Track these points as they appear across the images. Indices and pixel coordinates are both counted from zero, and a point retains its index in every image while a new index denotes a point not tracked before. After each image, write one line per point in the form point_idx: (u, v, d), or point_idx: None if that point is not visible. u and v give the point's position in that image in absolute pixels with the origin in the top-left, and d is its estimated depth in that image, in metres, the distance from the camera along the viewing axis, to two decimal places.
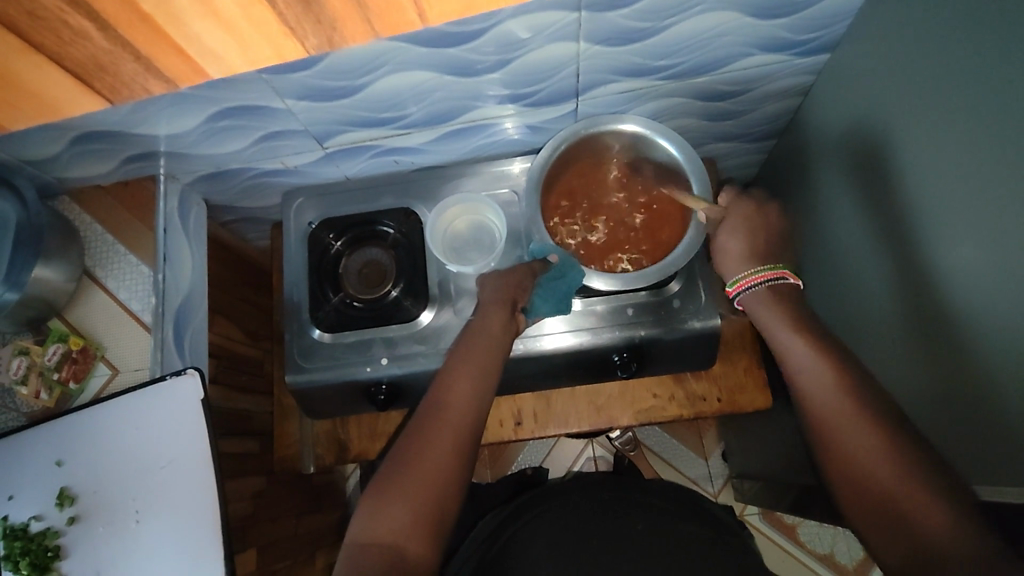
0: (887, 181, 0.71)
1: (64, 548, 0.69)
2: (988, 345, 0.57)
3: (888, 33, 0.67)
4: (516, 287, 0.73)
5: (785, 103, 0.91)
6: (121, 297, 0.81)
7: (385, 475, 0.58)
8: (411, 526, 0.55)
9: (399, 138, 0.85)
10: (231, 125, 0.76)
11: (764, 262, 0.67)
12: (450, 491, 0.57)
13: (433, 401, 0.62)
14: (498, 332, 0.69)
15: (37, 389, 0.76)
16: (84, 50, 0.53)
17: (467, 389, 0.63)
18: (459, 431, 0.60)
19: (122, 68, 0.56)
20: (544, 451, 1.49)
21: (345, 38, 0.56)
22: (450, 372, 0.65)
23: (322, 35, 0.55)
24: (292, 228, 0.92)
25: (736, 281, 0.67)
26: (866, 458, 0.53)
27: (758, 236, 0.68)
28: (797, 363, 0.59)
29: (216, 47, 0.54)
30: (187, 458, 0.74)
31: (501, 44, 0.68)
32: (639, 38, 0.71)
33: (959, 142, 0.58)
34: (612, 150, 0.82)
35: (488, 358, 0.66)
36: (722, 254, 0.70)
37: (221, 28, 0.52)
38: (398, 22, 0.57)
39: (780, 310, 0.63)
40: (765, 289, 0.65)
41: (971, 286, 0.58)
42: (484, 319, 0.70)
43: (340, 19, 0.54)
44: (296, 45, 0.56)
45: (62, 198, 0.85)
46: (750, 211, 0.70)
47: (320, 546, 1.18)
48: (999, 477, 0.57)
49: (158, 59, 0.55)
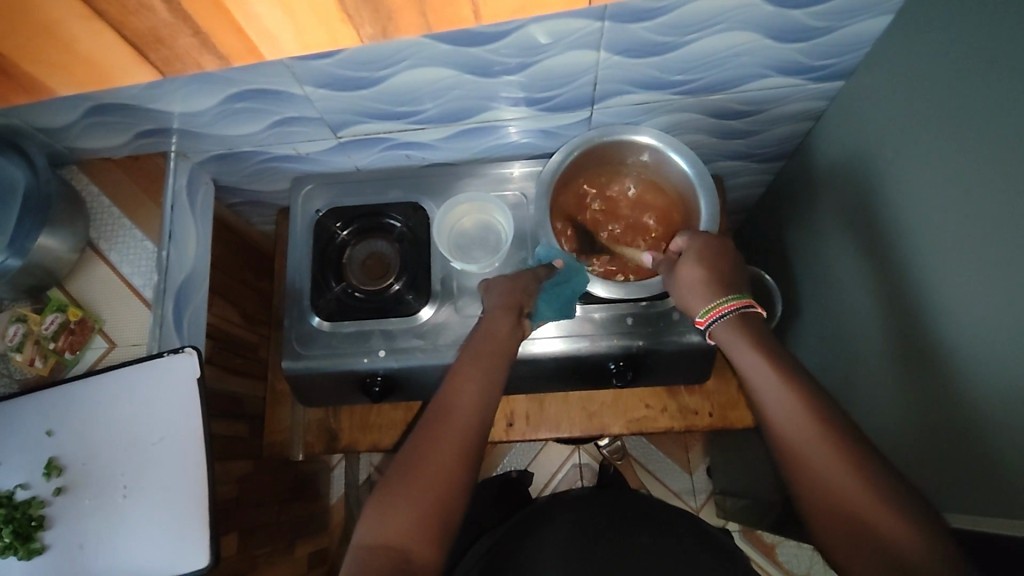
0: (888, 210, 0.72)
1: (49, 518, 0.69)
2: (978, 377, 0.58)
3: (901, 66, 0.68)
4: (522, 292, 0.72)
5: (796, 127, 0.92)
6: (123, 271, 0.81)
7: (391, 476, 0.58)
8: (416, 527, 0.55)
9: (412, 133, 0.85)
10: (245, 108, 0.76)
11: (731, 291, 0.65)
12: (455, 494, 0.57)
13: (439, 403, 0.62)
14: (504, 336, 0.68)
15: (32, 357, 0.75)
16: (145, 21, 0.53)
17: (475, 393, 0.62)
18: (466, 433, 0.60)
19: (179, 42, 0.56)
20: (530, 455, 1.49)
21: (398, 29, 0.57)
22: (457, 376, 0.64)
23: (378, 26, 0.56)
24: (299, 214, 0.92)
25: (707, 310, 0.64)
26: (839, 479, 0.51)
27: (717, 263, 0.67)
28: (765, 387, 0.57)
29: (274, 28, 0.55)
30: (180, 438, 0.73)
31: (522, 48, 0.68)
32: (658, 52, 0.72)
33: (958, 175, 0.60)
34: (624, 159, 0.82)
35: (494, 363, 0.66)
36: (686, 284, 0.67)
37: (281, 10, 0.53)
38: (452, 17, 0.57)
39: (762, 344, 0.60)
40: (736, 315, 0.63)
41: (965, 319, 0.59)
42: (492, 321, 0.70)
43: (398, 11, 0.55)
44: (352, 32, 0.57)
45: (70, 166, 0.85)
46: (709, 239, 0.69)
47: (301, 535, 1.18)
48: (994, 511, 0.57)
49: (216, 35, 0.56)
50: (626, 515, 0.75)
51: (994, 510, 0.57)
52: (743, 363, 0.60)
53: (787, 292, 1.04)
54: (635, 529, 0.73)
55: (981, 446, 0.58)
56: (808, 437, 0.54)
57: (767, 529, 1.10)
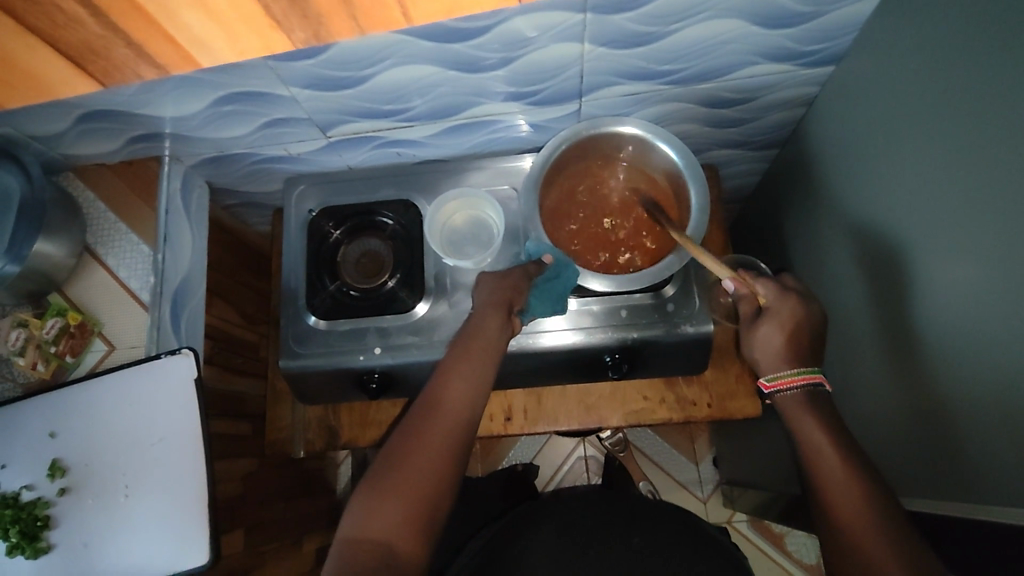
0: (883, 195, 0.71)
1: (54, 518, 0.71)
2: (979, 362, 0.57)
3: (890, 49, 0.67)
4: (512, 290, 0.72)
5: (790, 114, 0.90)
6: (120, 275, 0.82)
7: (377, 472, 0.58)
8: (404, 523, 0.55)
9: (402, 131, 0.86)
10: (235, 110, 0.77)
11: (803, 363, 0.66)
12: (442, 489, 0.58)
13: (427, 400, 0.63)
14: (495, 334, 0.68)
15: (34, 361, 0.76)
16: (77, 34, 0.53)
17: (464, 388, 0.63)
18: (453, 431, 0.61)
19: (114, 53, 0.56)
20: (534, 448, 1.49)
21: (331, 34, 0.55)
22: (444, 375, 0.64)
23: (309, 30, 0.54)
24: (292, 214, 0.93)
25: (776, 377, 0.66)
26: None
27: (799, 332, 0.66)
28: (809, 435, 0.62)
29: (205, 37, 0.54)
30: (178, 437, 0.74)
31: (506, 42, 0.68)
32: (643, 42, 0.71)
33: (946, 158, 0.59)
34: (612, 151, 0.82)
35: (485, 361, 0.66)
36: (761, 345, 0.67)
37: (209, 19, 0.51)
38: (385, 19, 0.54)
39: (819, 412, 0.63)
40: (805, 390, 0.64)
41: (961, 301, 0.58)
42: (481, 319, 0.69)
43: (327, 15, 0.53)
44: (284, 38, 0.55)
45: (67, 173, 0.87)
46: (798, 305, 0.67)
47: (308, 531, 1.20)
48: (989, 499, 0.57)
49: (149, 46, 0.55)
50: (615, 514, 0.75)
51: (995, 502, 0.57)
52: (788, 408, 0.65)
53: None
54: (625, 529, 0.73)
55: (978, 433, 0.57)
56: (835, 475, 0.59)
57: (771, 518, 1.10)
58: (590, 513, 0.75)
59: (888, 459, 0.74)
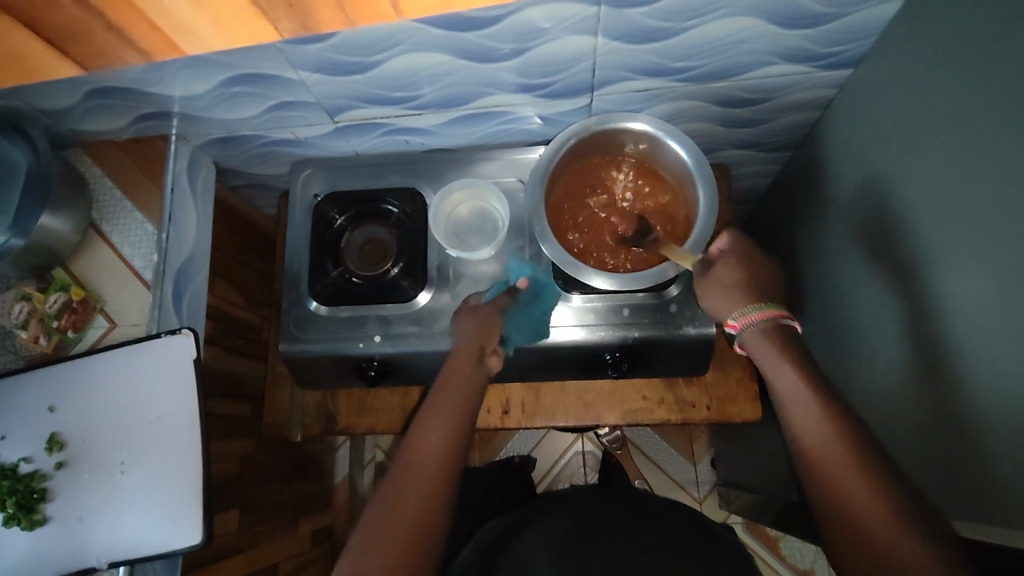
0: (899, 202, 0.69)
1: (50, 491, 0.72)
2: (991, 379, 0.56)
3: (911, 55, 0.65)
4: (486, 329, 0.73)
5: (805, 116, 0.89)
6: (124, 252, 0.82)
7: (368, 517, 0.59)
8: (398, 563, 0.56)
9: (410, 118, 0.85)
10: (243, 92, 0.76)
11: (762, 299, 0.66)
12: (433, 531, 0.59)
13: (409, 442, 0.63)
14: (472, 372, 0.69)
15: (37, 334, 0.78)
16: (56, 17, 0.52)
17: (443, 426, 0.64)
18: (439, 470, 0.61)
19: (95, 39, 0.55)
20: (533, 441, 1.49)
21: (320, 24, 0.54)
22: (428, 413, 0.65)
23: (297, 20, 0.53)
24: (298, 198, 0.92)
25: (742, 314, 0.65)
26: (856, 488, 0.55)
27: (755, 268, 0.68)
28: (802, 411, 0.59)
29: (190, 23, 0.53)
30: (176, 415, 0.75)
31: (518, 33, 0.67)
32: (657, 38, 0.70)
33: (970, 171, 0.58)
34: (621, 147, 0.80)
35: (463, 398, 0.66)
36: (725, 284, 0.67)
37: (192, 4, 0.51)
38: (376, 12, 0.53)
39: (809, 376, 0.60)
40: (769, 324, 0.64)
41: (978, 316, 0.57)
42: (456, 360, 0.70)
43: (314, 5, 0.52)
44: (270, 28, 0.55)
45: (75, 149, 0.87)
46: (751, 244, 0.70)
47: (304, 512, 1.21)
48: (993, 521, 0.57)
49: (131, 30, 0.54)
50: (620, 515, 0.74)
51: (1001, 521, 0.56)
52: (779, 379, 0.61)
53: (791, 285, 1.02)
54: (632, 530, 0.72)
55: (990, 450, 0.56)
56: (813, 420, 0.58)
57: (766, 522, 1.10)
58: (596, 510, 0.75)
59: None
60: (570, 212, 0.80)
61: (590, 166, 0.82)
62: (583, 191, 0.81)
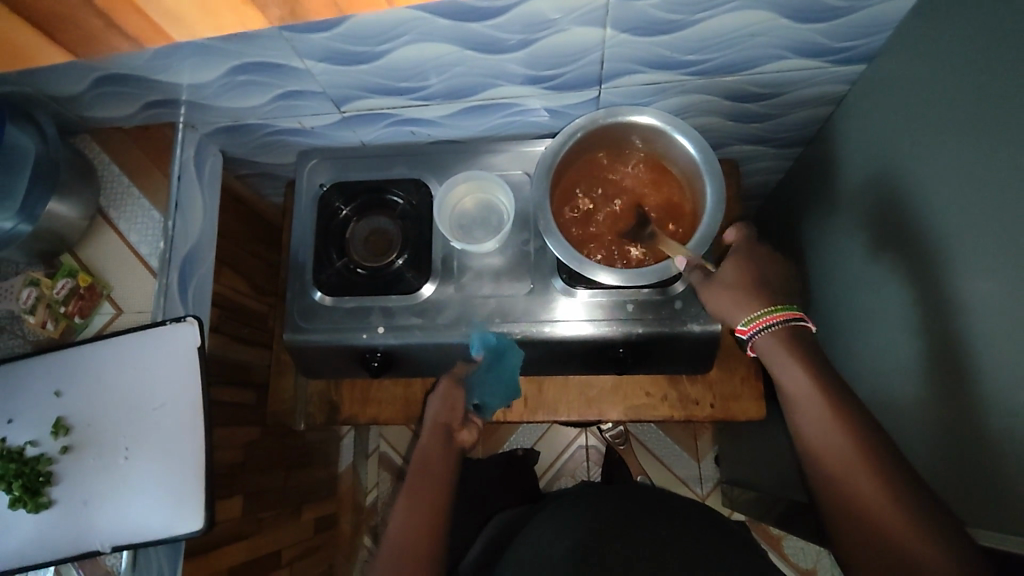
0: (913, 201, 0.68)
1: (56, 475, 0.73)
2: (1009, 383, 0.55)
3: (928, 50, 0.64)
4: (449, 415, 0.76)
5: (817, 112, 0.87)
6: (131, 239, 0.83)
7: None
8: None
9: (417, 109, 0.84)
10: (250, 81, 0.76)
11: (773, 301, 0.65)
12: None
13: (391, 531, 0.66)
14: (437, 457, 0.71)
15: (43, 320, 0.77)
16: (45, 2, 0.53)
17: (409, 513, 0.66)
18: (419, 552, 0.63)
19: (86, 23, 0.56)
20: (536, 435, 1.49)
21: (308, 10, 0.55)
22: (404, 503, 0.67)
23: (285, 7, 0.54)
24: (303, 187, 0.92)
25: (754, 319, 0.64)
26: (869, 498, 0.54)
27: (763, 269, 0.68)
28: (814, 427, 0.58)
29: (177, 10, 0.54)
30: (179, 402, 0.75)
31: (525, 24, 0.66)
32: (667, 30, 0.69)
33: (989, 170, 0.56)
34: (627, 141, 0.80)
35: (433, 483, 0.69)
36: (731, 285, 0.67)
37: None
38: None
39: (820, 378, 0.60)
40: (783, 327, 0.63)
41: (994, 319, 0.56)
42: (423, 449, 0.72)
43: None
44: (258, 15, 0.55)
45: (83, 136, 0.87)
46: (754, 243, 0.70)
47: (307, 500, 1.21)
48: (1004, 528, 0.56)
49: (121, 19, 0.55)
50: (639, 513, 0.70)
51: (1014, 528, 0.55)
52: (790, 382, 0.61)
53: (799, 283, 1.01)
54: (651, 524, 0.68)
55: (1004, 454, 0.55)
56: (822, 425, 0.58)
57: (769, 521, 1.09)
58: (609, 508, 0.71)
59: None
60: (575, 204, 0.80)
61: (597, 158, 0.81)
62: (589, 183, 0.81)
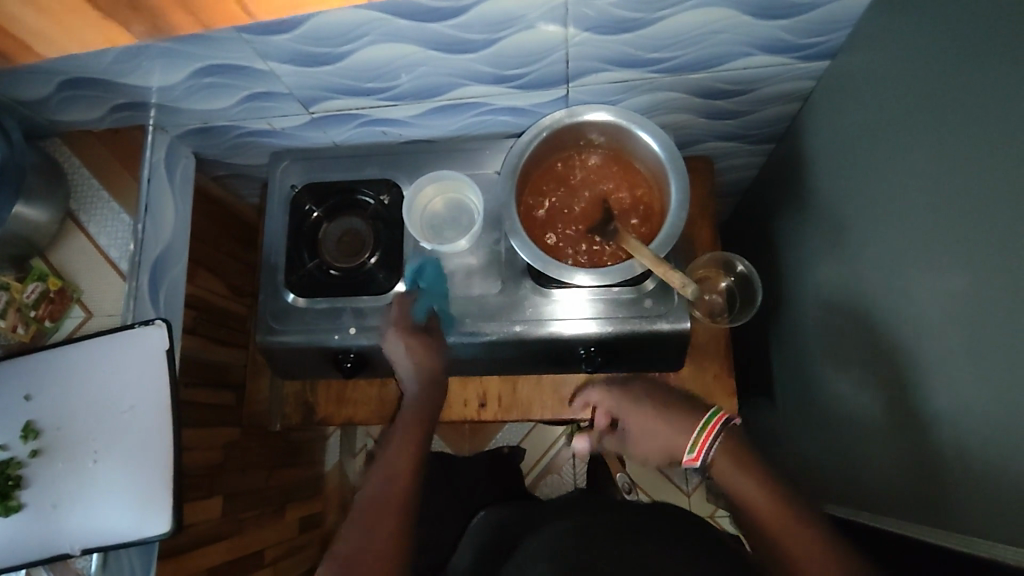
0: (880, 198, 0.68)
1: (25, 479, 0.73)
2: (971, 381, 0.55)
3: (890, 46, 0.63)
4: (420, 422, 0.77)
5: (787, 108, 0.87)
6: (100, 242, 0.83)
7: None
8: None
9: (385, 109, 0.84)
10: (215, 83, 0.76)
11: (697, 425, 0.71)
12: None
13: (364, 503, 0.69)
14: (412, 449, 0.73)
15: (15, 323, 0.76)
16: None
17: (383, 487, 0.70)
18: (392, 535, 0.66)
19: None
20: (521, 433, 1.49)
21: None
22: (376, 479, 0.71)
23: None
24: (275, 188, 0.92)
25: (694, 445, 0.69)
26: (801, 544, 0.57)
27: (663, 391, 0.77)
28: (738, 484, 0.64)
29: None
30: (148, 404, 0.76)
31: (485, 23, 0.66)
32: (630, 28, 0.68)
33: (949, 166, 0.56)
34: (593, 139, 0.79)
35: (407, 465, 0.71)
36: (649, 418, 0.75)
37: None
38: None
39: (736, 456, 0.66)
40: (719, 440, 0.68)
41: (956, 316, 0.56)
42: (396, 444, 0.74)
43: None
44: None
45: (53, 140, 0.87)
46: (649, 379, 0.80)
47: (291, 500, 1.22)
48: (968, 524, 0.56)
49: None
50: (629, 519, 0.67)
51: (975, 524, 0.55)
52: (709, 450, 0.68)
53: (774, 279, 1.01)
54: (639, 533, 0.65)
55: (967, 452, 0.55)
56: (746, 483, 0.63)
57: None
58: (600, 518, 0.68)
59: (868, 467, 0.73)
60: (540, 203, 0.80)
61: (563, 157, 0.81)
62: (554, 182, 0.81)
